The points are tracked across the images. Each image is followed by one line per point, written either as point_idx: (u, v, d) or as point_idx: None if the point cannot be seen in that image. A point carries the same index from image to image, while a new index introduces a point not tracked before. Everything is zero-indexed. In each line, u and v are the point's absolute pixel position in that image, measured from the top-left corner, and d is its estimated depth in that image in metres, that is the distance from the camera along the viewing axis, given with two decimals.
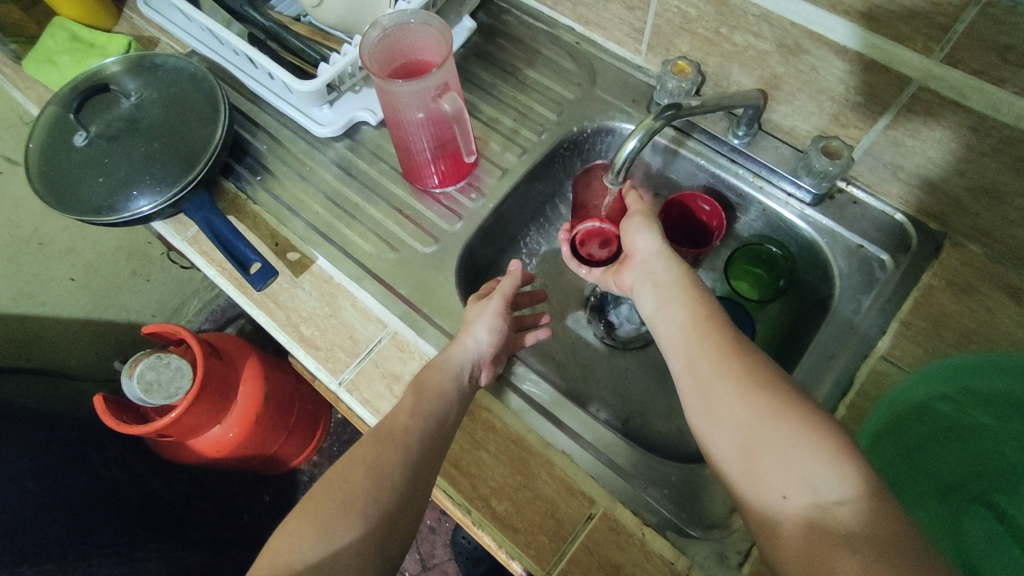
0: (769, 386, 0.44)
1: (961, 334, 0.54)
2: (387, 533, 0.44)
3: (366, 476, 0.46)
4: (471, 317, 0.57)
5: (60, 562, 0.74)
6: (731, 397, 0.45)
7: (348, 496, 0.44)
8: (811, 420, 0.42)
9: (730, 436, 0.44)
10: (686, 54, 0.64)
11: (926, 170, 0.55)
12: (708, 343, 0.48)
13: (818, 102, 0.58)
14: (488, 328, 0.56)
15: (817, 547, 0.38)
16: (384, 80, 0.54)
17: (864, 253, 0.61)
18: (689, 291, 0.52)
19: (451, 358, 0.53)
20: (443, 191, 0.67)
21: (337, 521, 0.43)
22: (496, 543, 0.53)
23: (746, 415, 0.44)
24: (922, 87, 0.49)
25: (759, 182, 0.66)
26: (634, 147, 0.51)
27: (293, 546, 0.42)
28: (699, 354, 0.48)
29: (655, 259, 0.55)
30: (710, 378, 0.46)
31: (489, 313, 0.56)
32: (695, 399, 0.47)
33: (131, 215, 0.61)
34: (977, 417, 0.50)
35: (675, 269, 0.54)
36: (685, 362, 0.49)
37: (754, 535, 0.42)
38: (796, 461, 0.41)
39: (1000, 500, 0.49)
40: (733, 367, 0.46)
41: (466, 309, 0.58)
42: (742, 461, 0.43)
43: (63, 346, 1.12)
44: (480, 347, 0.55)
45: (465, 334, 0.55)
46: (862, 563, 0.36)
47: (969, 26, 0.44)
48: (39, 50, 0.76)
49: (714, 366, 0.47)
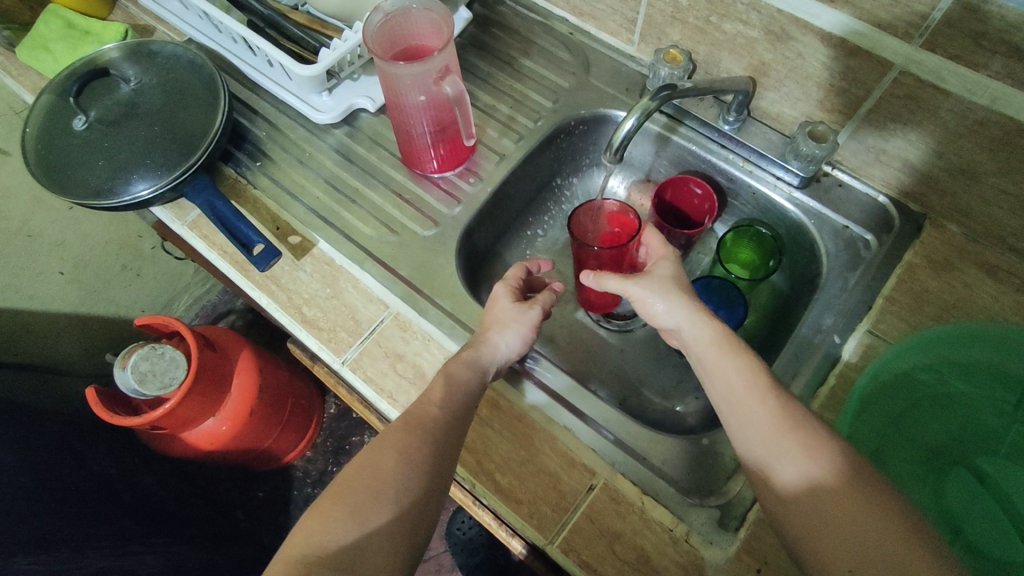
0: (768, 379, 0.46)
1: (941, 308, 0.57)
2: (406, 516, 0.45)
3: (380, 451, 0.46)
4: (505, 320, 0.55)
5: (55, 554, 0.73)
6: (760, 413, 0.44)
7: (371, 475, 0.45)
8: (811, 418, 0.44)
9: (752, 443, 0.44)
10: (678, 43, 0.66)
11: (907, 153, 0.58)
12: (739, 377, 0.46)
13: (805, 88, 0.60)
14: (519, 337, 0.55)
15: (813, 503, 0.41)
16: (386, 62, 0.55)
17: (849, 234, 0.63)
18: (721, 340, 0.49)
19: (479, 354, 0.53)
20: (442, 175, 0.69)
21: (369, 505, 0.44)
22: (496, 521, 0.62)
23: (770, 424, 0.44)
24: (904, 71, 0.52)
25: (748, 167, 0.68)
26: (631, 127, 0.53)
27: (323, 528, 0.43)
28: (738, 394, 0.46)
29: (679, 328, 0.51)
30: (744, 407, 0.45)
31: (524, 322, 0.55)
32: (738, 440, 0.45)
33: (130, 199, 0.61)
34: (956, 385, 0.52)
35: (707, 326, 0.50)
36: (726, 407, 0.47)
37: (757, 494, 0.45)
38: (798, 450, 0.42)
39: (980, 462, 0.51)
40: (756, 379, 0.46)
41: (500, 307, 0.56)
42: (756, 458, 0.44)
43: (53, 339, 1.11)
44: (508, 353, 0.54)
45: (491, 335, 0.54)
46: (856, 513, 0.39)
47: (945, 14, 0.46)
48: (33, 38, 0.76)
49: (746, 397, 0.45)
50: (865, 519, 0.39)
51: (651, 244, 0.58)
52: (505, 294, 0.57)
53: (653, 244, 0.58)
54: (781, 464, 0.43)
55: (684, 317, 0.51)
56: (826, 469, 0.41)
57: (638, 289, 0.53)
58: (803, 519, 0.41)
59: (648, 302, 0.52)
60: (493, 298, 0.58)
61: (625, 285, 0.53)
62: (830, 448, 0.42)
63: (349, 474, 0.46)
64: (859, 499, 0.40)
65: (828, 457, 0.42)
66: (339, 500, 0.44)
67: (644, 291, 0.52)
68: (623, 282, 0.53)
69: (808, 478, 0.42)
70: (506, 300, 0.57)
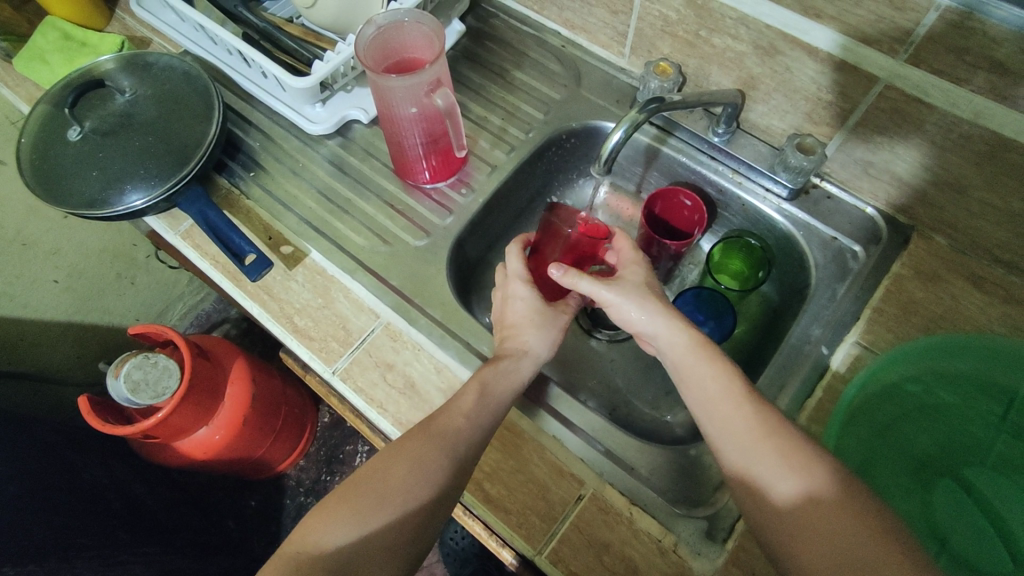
0: (757, 396, 0.47)
1: (928, 320, 0.58)
2: (403, 520, 0.44)
3: (370, 465, 0.46)
4: (536, 323, 0.55)
5: (43, 563, 0.73)
6: (737, 415, 0.45)
7: (362, 486, 0.45)
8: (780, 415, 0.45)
9: (727, 445, 0.45)
10: (668, 56, 0.67)
11: (895, 166, 0.58)
12: (715, 384, 0.48)
13: (793, 102, 0.61)
14: (549, 342, 0.55)
15: (799, 518, 0.41)
16: (379, 75, 0.56)
17: (837, 245, 0.64)
18: (694, 345, 0.50)
19: (519, 366, 0.53)
20: (434, 186, 0.69)
21: (355, 507, 0.44)
22: (486, 532, 0.62)
23: (745, 427, 0.45)
24: (889, 86, 0.52)
25: (738, 178, 0.69)
26: (619, 138, 0.54)
27: (325, 526, 0.43)
28: (711, 395, 0.47)
29: (659, 337, 0.52)
30: (721, 410, 0.46)
31: (551, 328, 0.55)
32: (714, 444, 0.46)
33: (124, 210, 0.61)
34: (944, 396, 0.53)
35: (681, 333, 0.51)
36: (703, 410, 0.48)
37: (743, 509, 0.44)
38: (773, 453, 0.43)
39: (966, 473, 0.51)
40: (739, 396, 0.46)
41: (512, 316, 0.55)
42: (733, 463, 0.45)
43: (46, 347, 1.11)
44: (537, 357, 0.54)
45: (528, 342, 0.54)
46: (841, 529, 0.39)
47: (929, 30, 0.47)
48: (29, 49, 0.77)
49: (725, 401, 0.46)
50: (849, 536, 0.39)
51: (622, 249, 0.58)
52: (528, 292, 0.55)
53: (624, 250, 0.58)
54: (755, 465, 0.44)
55: (662, 322, 0.51)
56: (797, 464, 0.42)
57: (608, 295, 0.53)
58: (774, 519, 0.42)
59: (624, 307, 0.53)
60: (514, 297, 0.56)
61: (603, 289, 0.53)
62: (808, 451, 0.43)
63: (351, 481, 0.46)
64: (835, 504, 0.40)
65: (807, 463, 0.42)
66: (326, 507, 0.44)
67: (617, 298, 0.53)
68: (596, 285, 0.53)
69: (775, 471, 0.43)
70: (532, 300, 0.55)
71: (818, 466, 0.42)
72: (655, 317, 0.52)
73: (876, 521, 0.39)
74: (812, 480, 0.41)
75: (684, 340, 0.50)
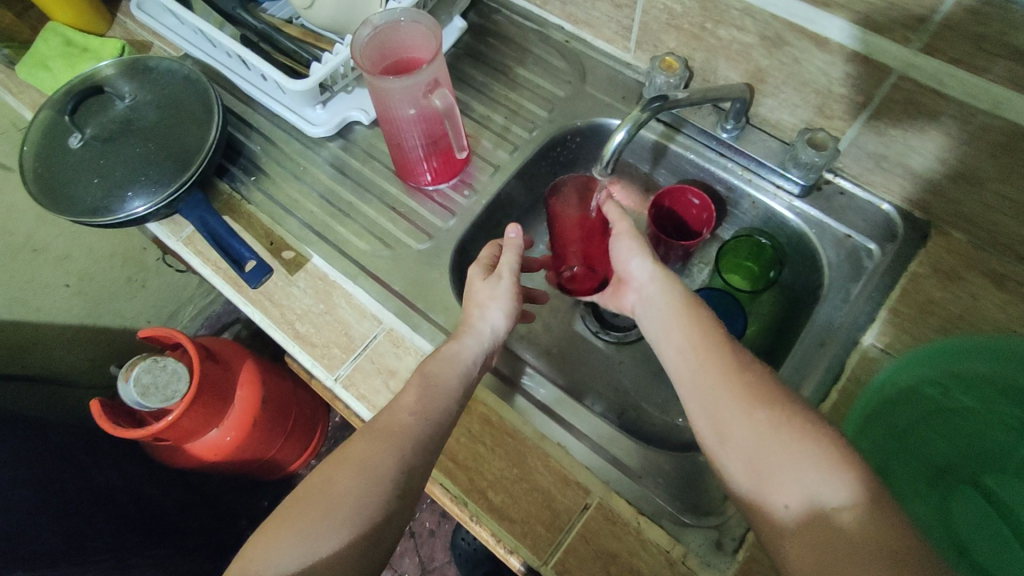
0: (746, 368, 0.46)
1: (947, 320, 0.56)
2: (376, 525, 0.44)
3: (348, 472, 0.45)
4: (488, 298, 0.54)
5: (55, 567, 0.73)
6: (716, 380, 0.46)
7: (325, 498, 0.44)
8: (776, 391, 0.45)
9: (704, 410, 0.46)
10: (673, 49, 0.65)
11: (909, 159, 0.56)
12: (697, 350, 0.48)
13: (803, 95, 0.59)
14: (504, 312, 0.54)
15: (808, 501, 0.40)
16: (376, 77, 0.55)
17: (852, 243, 0.62)
18: (681, 304, 0.51)
19: (464, 347, 0.51)
20: (436, 188, 0.68)
21: (349, 516, 0.43)
22: (494, 538, 0.53)
23: (730, 395, 0.45)
24: (903, 77, 0.50)
25: (748, 175, 0.67)
26: (622, 138, 0.52)
27: (286, 538, 0.43)
28: (689, 356, 0.48)
29: (648, 283, 0.53)
30: (695, 372, 0.47)
31: (502, 296, 0.54)
32: (705, 428, 0.46)
33: (125, 216, 0.61)
34: (962, 400, 0.51)
35: (668, 290, 0.52)
36: (679, 368, 0.49)
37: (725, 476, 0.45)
38: (760, 426, 0.43)
39: (988, 481, 0.50)
40: (720, 363, 0.47)
41: (473, 288, 0.55)
42: (724, 434, 0.45)
43: (59, 350, 1.12)
44: (495, 332, 0.53)
45: (478, 317, 0.53)
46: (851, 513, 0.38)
47: (946, 17, 0.44)
48: (32, 55, 0.77)
49: (718, 384, 0.46)
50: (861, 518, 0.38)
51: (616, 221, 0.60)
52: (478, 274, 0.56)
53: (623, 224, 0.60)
54: (762, 464, 0.42)
55: (655, 268, 0.53)
56: (803, 446, 0.41)
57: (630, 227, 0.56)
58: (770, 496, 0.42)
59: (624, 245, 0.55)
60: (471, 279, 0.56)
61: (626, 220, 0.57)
62: (805, 429, 0.42)
63: (296, 496, 0.45)
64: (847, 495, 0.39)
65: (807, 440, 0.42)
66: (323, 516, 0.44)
67: (629, 245, 0.55)
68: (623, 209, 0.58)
69: (771, 450, 0.42)
70: (481, 279, 0.55)
71: (819, 455, 0.41)
72: (653, 262, 0.53)
73: (883, 513, 0.38)
74: (808, 456, 0.41)
75: (677, 293, 0.51)
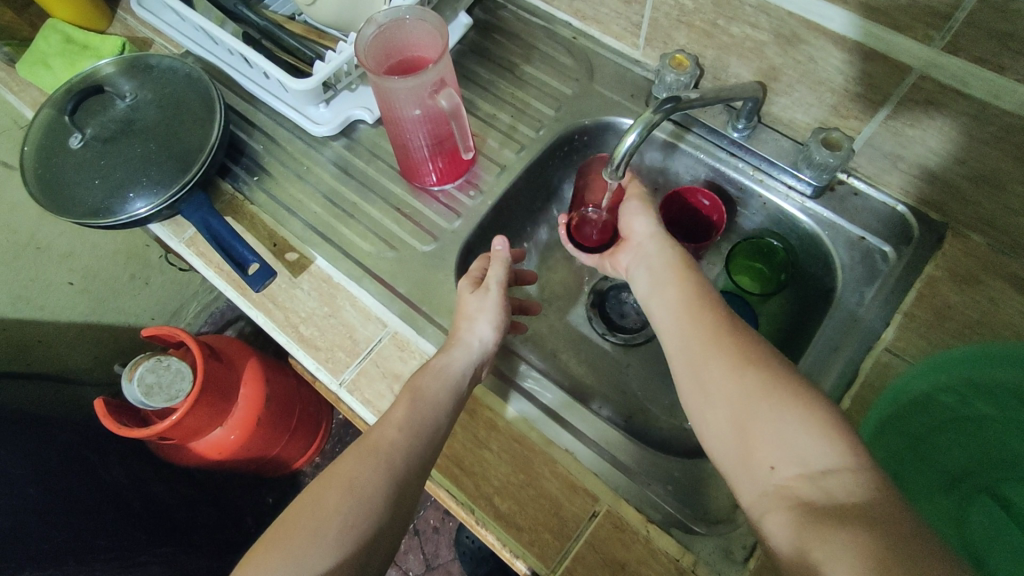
0: (735, 331, 0.47)
1: (962, 325, 0.53)
2: (377, 535, 0.43)
3: (353, 481, 0.44)
4: (477, 311, 0.55)
5: (64, 566, 0.73)
6: (703, 337, 0.47)
7: (324, 510, 0.43)
8: (766, 354, 0.45)
9: (690, 366, 0.47)
10: (684, 47, 0.63)
11: (927, 160, 0.55)
12: (688, 312, 0.50)
13: (818, 94, 0.57)
14: (492, 324, 0.55)
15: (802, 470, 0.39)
16: (380, 77, 0.54)
17: (866, 245, 0.61)
18: (673, 266, 0.54)
19: (452, 359, 0.52)
20: (442, 188, 0.67)
21: (354, 523, 0.43)
22: (500, 542, 0.52)
23: (718, 356, 0.46)
24: (924, 76, 0.49)
25: (759, 175, 0.66)
26: (634, 140, 0.51)
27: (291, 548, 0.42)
28: (680, 317, 0.50)
29: (649, 240, 0.57)
30: (685, 331, 0.49)
31: (490, 308, 0.55)
32: (686, 379, 0.47)
33: (127, 217, 0.60)
34: (981, 407, 0.50)
35: (666, 251, 0.55)
36: (670, 327, 0.50)
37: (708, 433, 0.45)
38: (744, 382, 0.44)
39: (1005, 490, 0.49)
40: (707, 323, 0.48)
41: (462, 300, 0.56)
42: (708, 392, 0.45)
43: (64, 348, 1.12)
44: (484, 343, 0.54)
45: (467, 331, 0.54)
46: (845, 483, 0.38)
47: (970, 14, 0.43)
48: (32, 53, 0.76)
49: (705, 341, 0.47)
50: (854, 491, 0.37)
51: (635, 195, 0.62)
52: (468, 287, 0.57)
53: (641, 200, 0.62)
54: (743, 417, 0.43)
55: (655, 227, 0.57)
56: (791, 409, 0.41)
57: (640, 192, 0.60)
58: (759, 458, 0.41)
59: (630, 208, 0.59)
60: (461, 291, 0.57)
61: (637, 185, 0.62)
62: (793, 388, 0.42)
63: (293, 509, 0.44)
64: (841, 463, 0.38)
65: (798, 403, 0.41)
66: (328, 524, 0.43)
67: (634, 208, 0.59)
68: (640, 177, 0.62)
69: (757, 408, 0.42)
70: (470, 291, 0.57)
71: (801, 412, 0.41)
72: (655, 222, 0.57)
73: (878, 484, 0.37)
74: (795, 418, 0.41)
75: (675, 252, 0.54)
